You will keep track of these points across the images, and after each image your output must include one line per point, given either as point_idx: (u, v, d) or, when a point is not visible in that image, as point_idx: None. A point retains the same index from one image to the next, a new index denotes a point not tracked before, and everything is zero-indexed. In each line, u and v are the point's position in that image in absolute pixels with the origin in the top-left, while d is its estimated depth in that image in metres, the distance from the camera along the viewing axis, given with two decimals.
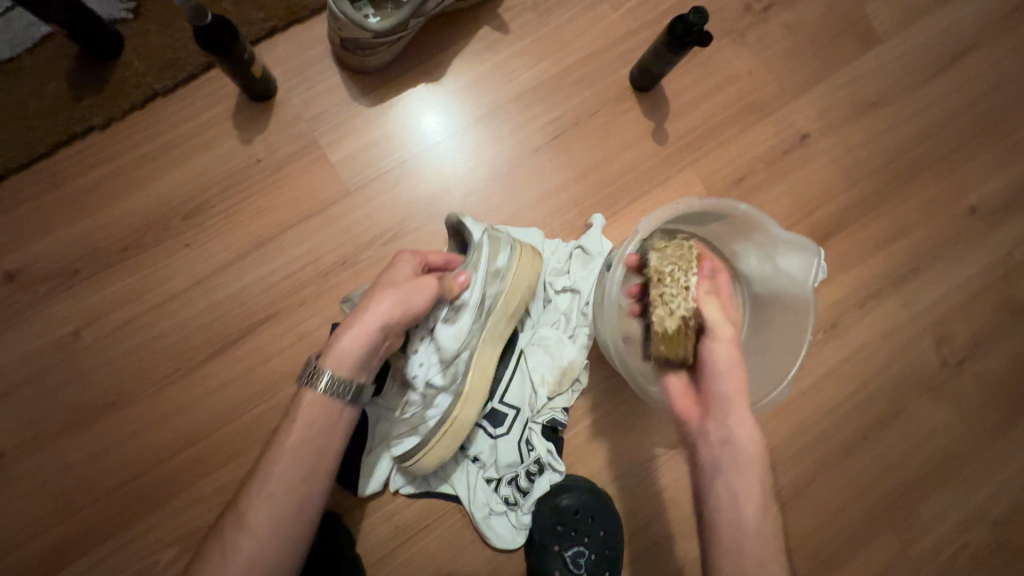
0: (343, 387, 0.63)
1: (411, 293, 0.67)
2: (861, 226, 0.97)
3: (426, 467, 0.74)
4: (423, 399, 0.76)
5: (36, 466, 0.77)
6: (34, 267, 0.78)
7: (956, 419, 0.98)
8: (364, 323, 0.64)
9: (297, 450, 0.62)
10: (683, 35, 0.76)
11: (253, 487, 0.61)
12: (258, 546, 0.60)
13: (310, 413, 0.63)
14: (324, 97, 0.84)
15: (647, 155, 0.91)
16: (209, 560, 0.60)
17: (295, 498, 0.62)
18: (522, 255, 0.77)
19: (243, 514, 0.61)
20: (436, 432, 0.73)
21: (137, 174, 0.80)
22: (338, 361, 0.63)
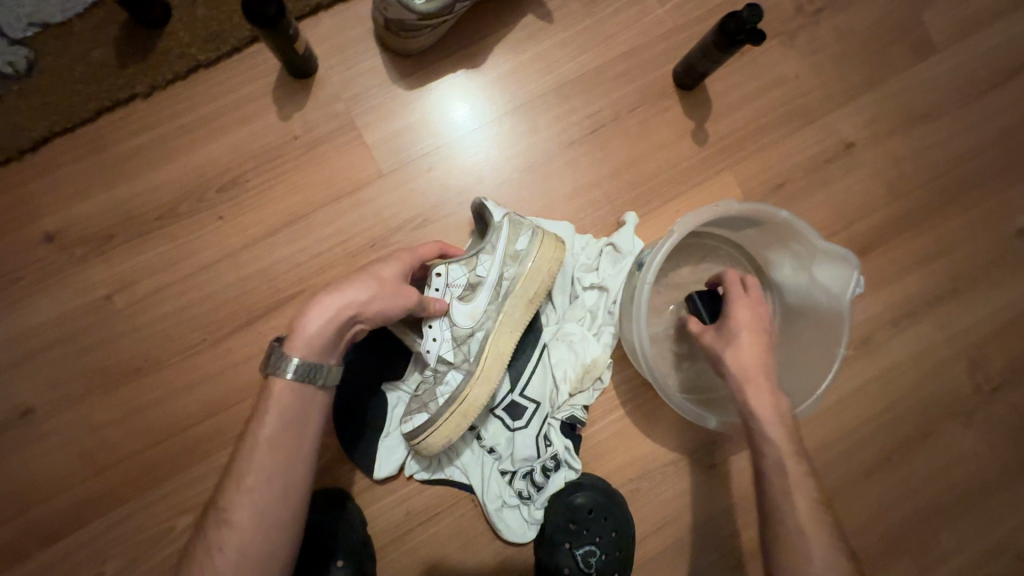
0: (312, 373, 0.58)
1: (393, 290, 0.63)
2: (903, 242, 0.94)
3: (434, 446, 0.72)
4: (434, 376, 0.74)
5: (62, 425, 0.78)
6: (71, 229, 0.79)
7: (985, 448, 0.95)
8: (335, 308, 0.59)
9: (272, 440, 0.58)
10: (735, 33, 0.73)
11: (231, 483, 0.58)
12: (244, 539, 0.56)
13: (284, 402, 0.59)
14: (363, 77, 0.84)
15: (685, 155, 0.89)
16: (197, 559, 0.57)
17: (278, 487, 0.58)
18: (544, 239, 0.75)
19: (224, 512, 0.57)
20: (447, 408, 0.71)
21: (175, 144, 0.80)
22: (306, 345, 0.58)
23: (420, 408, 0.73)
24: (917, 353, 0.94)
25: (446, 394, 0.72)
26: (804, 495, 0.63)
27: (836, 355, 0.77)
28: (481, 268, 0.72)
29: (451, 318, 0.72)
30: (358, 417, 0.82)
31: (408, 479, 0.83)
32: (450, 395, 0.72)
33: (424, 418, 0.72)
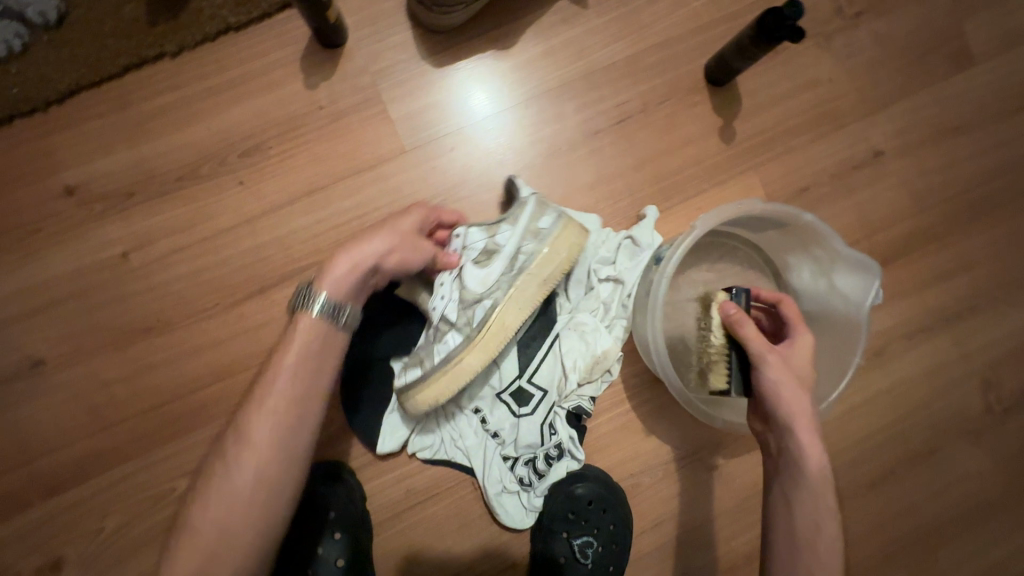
0: (337, 310, 0.60)
1: (413, 244, 0.67)
2: (925, 255, 0.93)
3: (420, 406, 0.69)
4: (435, 334, 0.73)
5: (72, 379, 0.79)
6: (92, 184, 0.79)
7: (991, 469, 0.94)
8: (364, 255, 0.63)
9: (297, 366, 0.58)
10: (773, 28, 0.72)
11: (252, 406, 0.57)
12: (261, 463, 0.55)
13: (307, 334, 0.59)
14: (393, 51, 0.83)
15: (711, 151, 0.88)
16: (209, 482, 0.56)
17: (298, 414, 0.57)
18: (569, 222, 0.72)
19: (242, 434, 0.57)
20: (438, 368, 0.68)
21: (200, 106, 0.80)
22: (334, 283, 0.60)
23: (416, 364, 0.72)
24: (931, 368, 0.93)
25: (441, 353, 0.70)
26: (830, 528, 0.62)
27: (849, 364, 0.77)
28: (500, 237, 0.73)
29: (462, 280, 0.72)
30: (364, 392, 0.82)
31: (410, 457, 0.83)
32: (444, 356, 0.69)
33: (417, 373, 0.71)
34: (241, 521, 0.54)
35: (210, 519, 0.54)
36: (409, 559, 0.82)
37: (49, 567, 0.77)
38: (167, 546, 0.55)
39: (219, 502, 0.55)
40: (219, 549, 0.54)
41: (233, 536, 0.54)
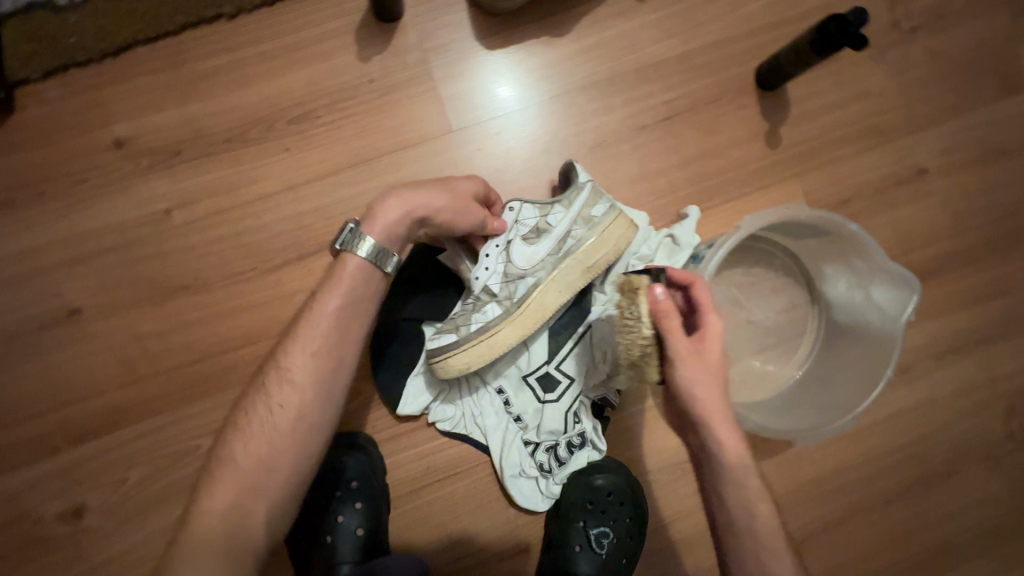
0: (381, 258, 0.62)
1: (466, 208, 0.67)
2: (959, 277, 0.92)
3: (450, 371, 0.71)
4: (474, 304, 0.74)
5: (107, 330, 0.79)
6: (141, 139, 0.79)
7: (1006, 495, 0.94)
8: (417, 207, 0.64)
9: (339, 311, 0.61)
10: (835, 35, 0.71)
11: (294, 345, 0.60)
12: (303, 399, 0.58)
13: (354, 282, 0.61)
14: (447, 30, 0.83)
15: (756, 155, 0.87)
16: (252, 415, 0.59)
17: (336, 356, 0.60)
18: (620, 215, 0.74)
19: (286, 371, 0.59)
20: (474, 336, 0.71)
21: (253, 69, 0.80)
22: (384, 227, 0.62)
23: (450, 329, 0.73)
24: (955, 390, 0.93)
25: (478, 322, 0.72)
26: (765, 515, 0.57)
27: (880, 377, 0.76)
28: (552, 218, 0.73)
29: (508, 253, 0.73)
30: (389, 366, 0.81)
31: (433, 435, 0.84)
32: (481, 326, 0.71)
33: (451, 338, 0.72)
34: (281, 453, 0.57)
35: (251, 450, 0.57)
36: (423, 535, 0.83)
37: (72, 513, 0.78)
38: (208, 474, 0.58)
39: (261, 435, 0.57)
40: (258, 477, 0.56)
41: (271, 467, 0.56)
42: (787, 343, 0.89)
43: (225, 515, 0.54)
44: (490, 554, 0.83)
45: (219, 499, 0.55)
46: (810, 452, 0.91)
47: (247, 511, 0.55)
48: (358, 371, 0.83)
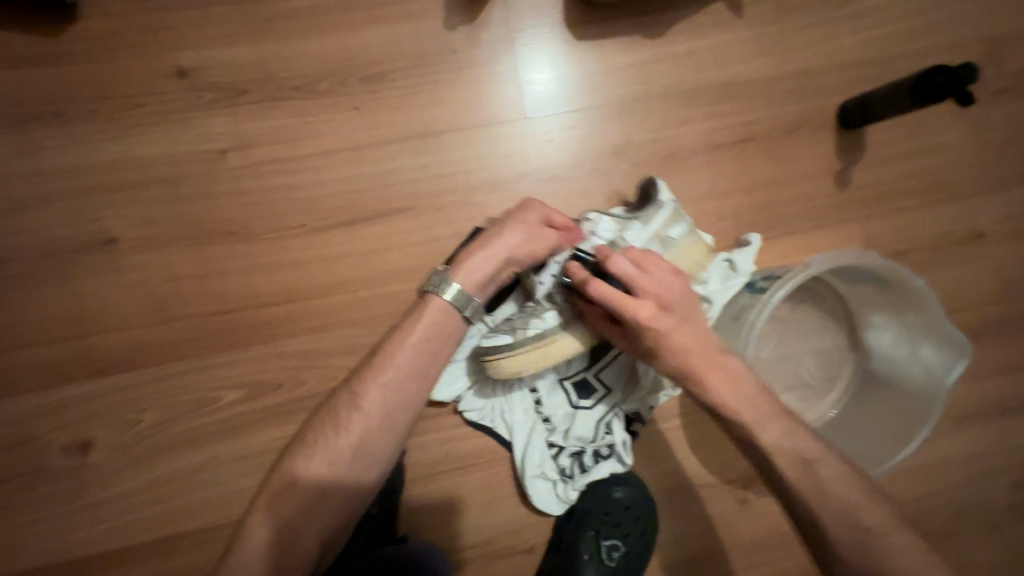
0: (465, 301, 0.64)
1: (538, 233, 0.68)
2: (999, 344, 0.90)
3: (504, 371, 0.69)
4: (534, 308, 0.71)
5: (142, 263, 0.76)
6: (205, 72, 0.76)
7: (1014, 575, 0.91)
8: (492, 251, 0.66)
9: (417, 346, 0.62)
10: (941, 87, 0.70)
11: (370, 370, 0.61)
12: (369, 427, 0.59)
13: (433, 319, 0.64)
14: (539, 11, 0.80)
15: (823, 192, 0.86)
16: (317, 433, 0.60)
17: (407, 388, 0.61)
18: (695, 241, 0.73)
19: (359, 394, 0.60)
20: (531, 341, 0.68)
21: (334, 20, 0.77)
22: (466, 276, 0.65)
23: (506, 330, 0.71)
24: (981, 461, 0.90)
25: (537, 327, 0.69)
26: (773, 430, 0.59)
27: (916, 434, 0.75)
28: (629, 235, 0.70)
29: None
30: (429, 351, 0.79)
31: (456, 421, 0.82)
32: (539, 332, 0.69)
33: (506, 339, 0.70)
34: (338, 477, 0.57)
35: (311, 467, 0.58)
36: (431, 521, 0.82)
37: (77, 447, 0.75)
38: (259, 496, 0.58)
39: (323, 455, 0.58)
40: (313, 498, 0.57)
41: (328, 494, 0.57)
42: (823, 383, 0.86)
43: (269, 549, 0.55)
44: (493, 548, 0.82)
45: (262, 527, 0.56)
46: None
47: (296, 537, 0.56)
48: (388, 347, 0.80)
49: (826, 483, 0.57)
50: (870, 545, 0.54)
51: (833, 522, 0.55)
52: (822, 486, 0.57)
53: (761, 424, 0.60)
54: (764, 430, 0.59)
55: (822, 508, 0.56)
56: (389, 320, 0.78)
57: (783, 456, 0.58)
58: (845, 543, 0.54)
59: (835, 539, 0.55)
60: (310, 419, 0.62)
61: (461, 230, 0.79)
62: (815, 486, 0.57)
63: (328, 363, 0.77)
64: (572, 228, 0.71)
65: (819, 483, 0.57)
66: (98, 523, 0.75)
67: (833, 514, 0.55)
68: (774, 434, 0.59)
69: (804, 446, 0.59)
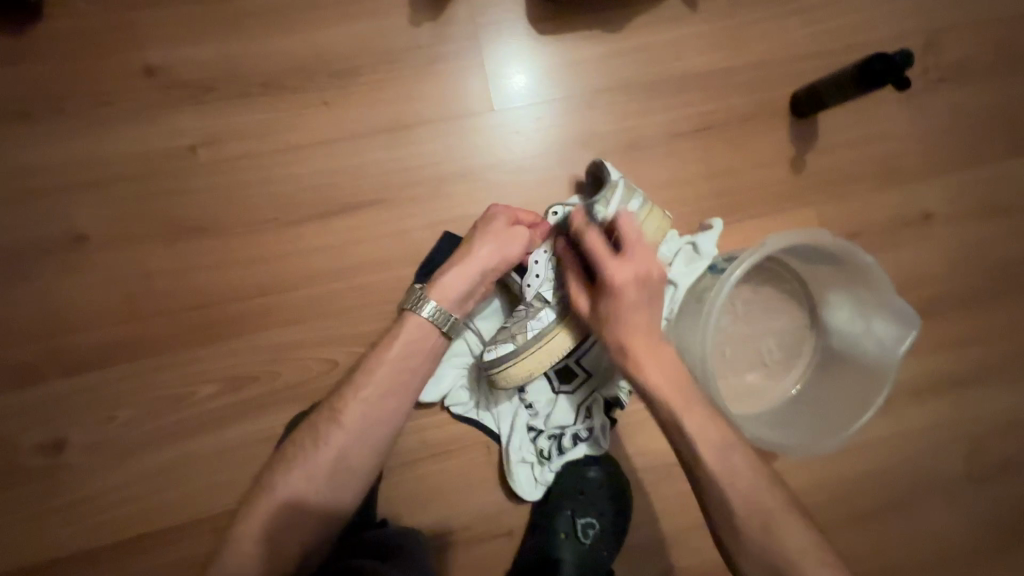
0: (444, 319, 0.68)
1: (507, 240, 0.71)
2: (951, 319, 0.94)
3: (514, 376, 0.73)
4: (527, 311, 0.74)
5: (114, 261, 0.77)
6: (174, 70, 0.77)
7: (978, 542, 0.93)
8: (466, 267, 0.70)
9: (395, 363, 0.66)
10: (880, 73, 0.75)
11: (350, 388, 0.65)
12: (348, 441, 0.63)
13: (411, 334, 0.68)
14: (503, 7, 0.83)
15: (780, 177, 0.90)
16: (297, 447, 0.63)
17: (385, 404, 0.65)
18: (653, 209, 0.76)
19: (339, 410, 0.64)
20: (534, 342, 0.71)
21: (301, 17, 0.79)
22: (441, 294, 0.68)
23: (507, 338, 0.73)
24: (941, 433, 0.93)
25: (536, 328, 0.72)
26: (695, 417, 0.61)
27: (870, 403, 0.78)
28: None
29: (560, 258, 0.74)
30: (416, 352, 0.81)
31: (433, 409, 0.84)
32: (538, 332, 0.72)
33: (509, 347, 0.72)
34: (316, 492, 0.61)
35: (291, 482, 0.60)
36: (411, 508, 0.83)
37: (51, 446, 0.75)
38: (242, 509, 0.60)
39: (303, 469, 0.61)
40: (294, 512, 0.59)
41: (308, 507, 0.60)
42: (782, 359, 0.89)
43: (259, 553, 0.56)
44: (472, 532, 0.84)
45: (250, 530, 0.58)
46: (795, 469, 0.91)
47: (280, 548, 0.57)
48: (362, 338, 0.79)
49: (736, 467, 0.59)
50: (770, 524, 0.56)
51: (742, 508, 0.57)
52: (734, 470, 0.59)
53: (683, 407, 0.61)
54: (684, 415, 0.60)
55: (730, 493, 0.58)
56: (364, 311, 0.79)
57: (704, 444, 0.59)
58: (746, 522, 0.57)
59: (738, 524, 0.57)
60: (292, 435, 0.65)
61: (433, 222, 0.81)
62: (728, 470, 0.59)
63: (303, 354, 0.78)
64: (539, 224, 0.77)
65: (733, 469, 0.59)
66: (74, 522, 0.75)
67: (742, 502, 0.57)
68: (699, 422, 0.60)
69: (723, 437, 0.60)
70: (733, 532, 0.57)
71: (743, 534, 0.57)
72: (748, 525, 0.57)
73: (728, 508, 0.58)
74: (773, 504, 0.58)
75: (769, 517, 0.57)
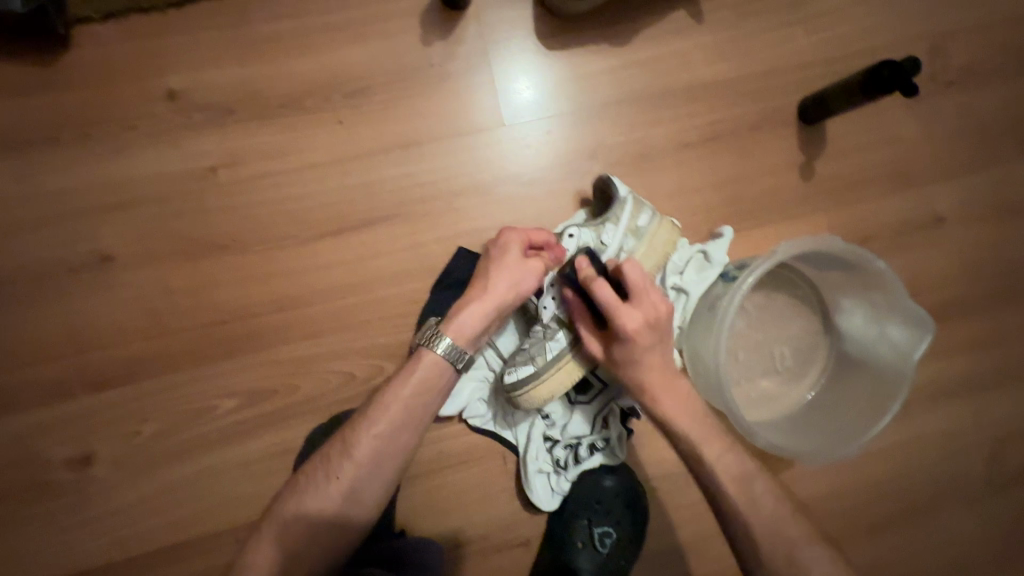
0: (458, 355, 0.68)
1: (521, 274, 0.71)
2: (967, 322, 0.93)
3: (536, 397, 0.74)
4: (544, 331, 0.75)
5: (138, 280, 0.79)
6: (193, 93, 0.80)
7: (1002, 548, 0.92)
8: (483, 304, 0.70)
9: (408, 401, 0.66)
10: (887, 79, 0.76)
11: (362, 423, 0.65)
12: (358, 477, 0.63)
13: (427, 371, 0.68)
14: (510, 25, 0.85)
15: (789, 185, 0.90)
16: (308, 478, 0.64)
17: (396, 442, 0.65)
18: (663, 222, 0.78)
19: (350, 445, 0.64)
20: (554, 363, 0.73)
21: (315, 39, 0.82)
22: (457, 331, 0.69)
23: (526, 360, 0.74)
24: (959, 437, 0.92)
25: (555, 349, 0.73)
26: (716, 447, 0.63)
27: (886, 407, 0.77)
28: (605, 237, 0.76)
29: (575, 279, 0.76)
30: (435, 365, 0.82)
31: (448, 420, 0.85)
32: (557, 353, 0.73)
33: (529, 370, 0.73)
34: (325, 525, 0.61)
35: (302, 513, 0.61)
36: (428, 519, 0.84)
37: (77, 460, 0.77)
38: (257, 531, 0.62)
39: (314, 500, 0.62)
40: (302, 543, 0.60)
41: (318, 538, 0.61)
42: (796, 367, 0.89)
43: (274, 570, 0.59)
44: (488, 543, 0.84)
45: (264, 554, 0.60)
46: (813, 476, 0.90)
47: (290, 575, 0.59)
48: (379, 351, 0.80)
49: (758, 496, 0.60)
50: (794, 556, 0.57)
51: (765, 539, 0.58)
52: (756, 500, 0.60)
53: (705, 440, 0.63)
54: (707, 448, 0.62)
55: (753, 521, 0.59)
56: (379, 324, 0.81)
57: (727, 476, 0.61)
58: (773, 551, 0.58)
59: (764, 550, 0.58)
60: (305, 463, 0.66)
61: (446, 236, 0.82)
62: (750, 502, 0.60)
63: (321, 367, 0.80)
64: (553, 246, 0.76)
65: (752, 494, 0.60)
66: (101, 535, 0.77)
67: (767, 530, 0.58)
68: (719, 451, 0.62)
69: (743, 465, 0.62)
70: (756, 560, 0.58)
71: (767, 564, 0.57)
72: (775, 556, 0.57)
73: (754, 540, 0.58)
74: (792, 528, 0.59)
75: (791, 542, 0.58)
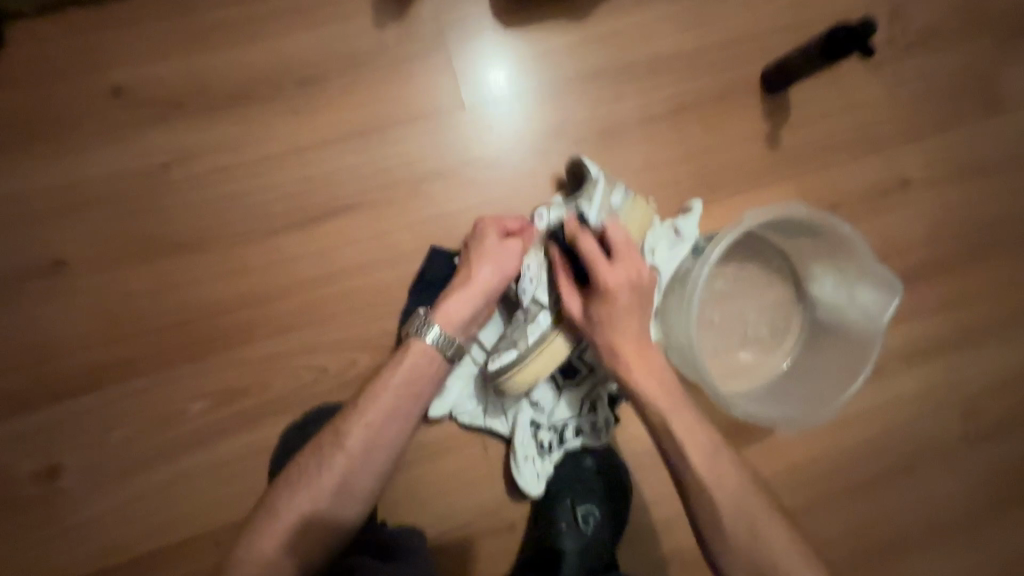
0: (447, 344, 0.68)
1: (503, 255, 0.72)
2: (936, 282, 0.94)
3: (521, 383, 0.73)
4: (525, 315, 0.75)
5: (96, 284, 0.77)
6: (140, 88, 0.77)
7: (977, 501, 0.94)
8: (468, 290, 0.70)
9: (399, 390, 0.67)
10: (846, 45, 0.77)
11: (353, 415, 0.65)
12: (350, 469, 0.63)
13: (416, 362, 0.68)
14: (468, 5, 0.83)
15: (756, 154, 0.90)
16: (300, 468, 0.64)
17: (387, 432, 0.65)
18: (636, 200, 0.77)
19: (342, 435, 0.64)
20: (535, 348, 0.72)
21: (264, 26, 0.79)
22: (446, 320, 0.69)
23: (509, 346, 0.73)
24: (933, 396, 0.94)
25: (536, 332, 0.72)
26: (684, 422, 0.63)
27: (860, 370, 0.78)
28: (578, 218, 0.75)
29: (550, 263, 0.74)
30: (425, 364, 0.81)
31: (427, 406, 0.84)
32: (540, 335, 0.72)
33: (511, 355, 0.72)
34: (317, 517, 0.60)
35: (294, 507, 0.60)
36: (414, 510, 0.83)
37: (46, 472, 0.75)
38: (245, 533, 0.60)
39: (306, 492, 0.61)
40: (296, 538, 0.59)
41: (312, 529, 0.60)
42: (772, 334, 0.89)
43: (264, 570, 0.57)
44: (477, 528, 0.84)
45: (257, 551, 0.58)
46: (793, 443, 0.91)
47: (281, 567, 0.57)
48: (352, 343, 0.79)
49: (727, 477, 0.61)
50: (760, 534, 0.58)
51: (729, 509, 0.59)
52: (725, 479, 0.61)
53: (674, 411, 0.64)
54: (677, 420, 0.63)
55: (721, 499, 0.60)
56: (350, 316, 0.79)
57: (697, 450, 0.62)
58: (735, 529, 0.59)
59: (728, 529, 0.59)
60: (297, 455, 0.65)
61: (414, 224, 0.81)
62: (722, 481, 0.61)
63: (292, 363, 0.78)
64: (526, 229, 0.76)
65: (721, 474, 0.61)
66: (77, 547, 0.75)
67: (733, 507, 0.59)
68: (689, 426, 0.63)
69: (714, 444, 0.63)
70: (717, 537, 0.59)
71: (729, 537, 0.58)
72: (736, 527, 0.59)
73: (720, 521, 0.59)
74: (759, 509, 0.60)
75: (756, 520, 0.59)
